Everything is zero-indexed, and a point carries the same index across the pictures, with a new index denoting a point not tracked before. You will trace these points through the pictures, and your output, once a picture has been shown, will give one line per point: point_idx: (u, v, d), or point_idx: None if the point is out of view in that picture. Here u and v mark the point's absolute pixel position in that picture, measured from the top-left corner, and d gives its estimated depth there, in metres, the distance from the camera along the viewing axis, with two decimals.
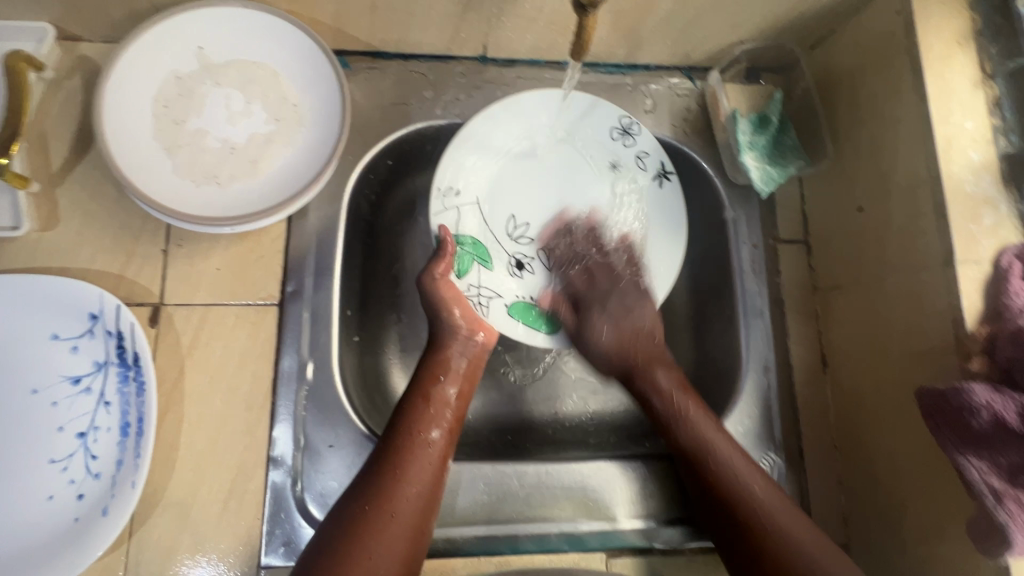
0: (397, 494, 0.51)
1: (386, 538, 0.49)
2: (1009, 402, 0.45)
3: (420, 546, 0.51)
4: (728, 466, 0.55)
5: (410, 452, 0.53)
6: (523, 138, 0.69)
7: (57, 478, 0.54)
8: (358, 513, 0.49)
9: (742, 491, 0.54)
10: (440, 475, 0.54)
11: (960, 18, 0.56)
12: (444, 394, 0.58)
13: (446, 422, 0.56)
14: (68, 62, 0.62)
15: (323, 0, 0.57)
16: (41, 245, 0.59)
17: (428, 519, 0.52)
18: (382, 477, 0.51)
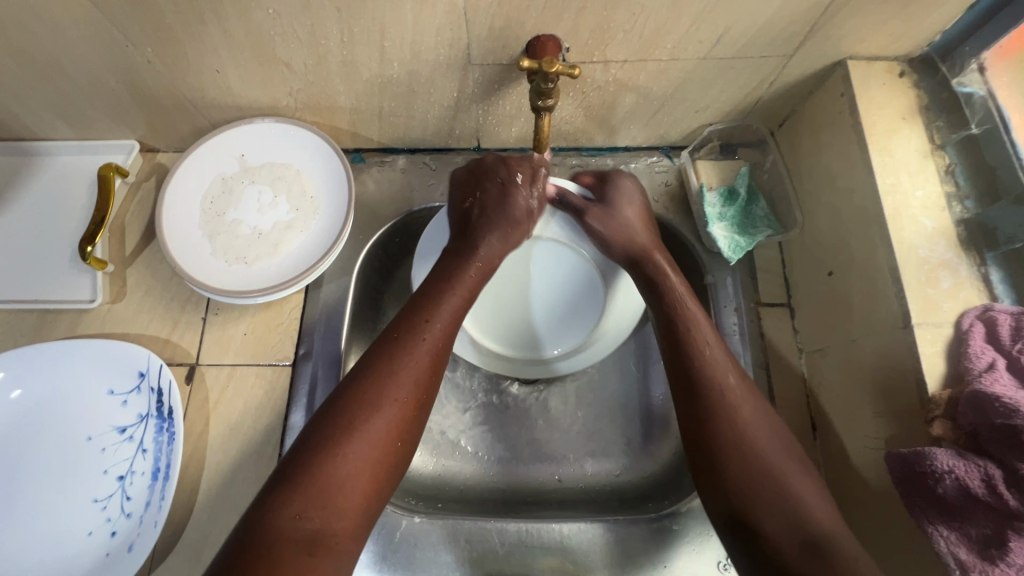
0: (360, 425, 0.49)
1: (370, 455, 0.49)
2: (974, 469, 0.44)
3: (387, 474, 0.50)
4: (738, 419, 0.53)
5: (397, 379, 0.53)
6: (584, 337, 0.72)
7: (96, 516, 0.63)
8: (304, 464, 0.47)
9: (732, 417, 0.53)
10: (406, 422, 0.52)
11: (902, 98, 0.61)
12: (422, 333, 0.56)
13: (419, 360, 0.55)
14: (148, 169, 0.78)
15: (340, 113, 0.70)
16: (109, 315, 0.72)
17: (394, 450, 0.50)
18: (334, 428, 0.49)
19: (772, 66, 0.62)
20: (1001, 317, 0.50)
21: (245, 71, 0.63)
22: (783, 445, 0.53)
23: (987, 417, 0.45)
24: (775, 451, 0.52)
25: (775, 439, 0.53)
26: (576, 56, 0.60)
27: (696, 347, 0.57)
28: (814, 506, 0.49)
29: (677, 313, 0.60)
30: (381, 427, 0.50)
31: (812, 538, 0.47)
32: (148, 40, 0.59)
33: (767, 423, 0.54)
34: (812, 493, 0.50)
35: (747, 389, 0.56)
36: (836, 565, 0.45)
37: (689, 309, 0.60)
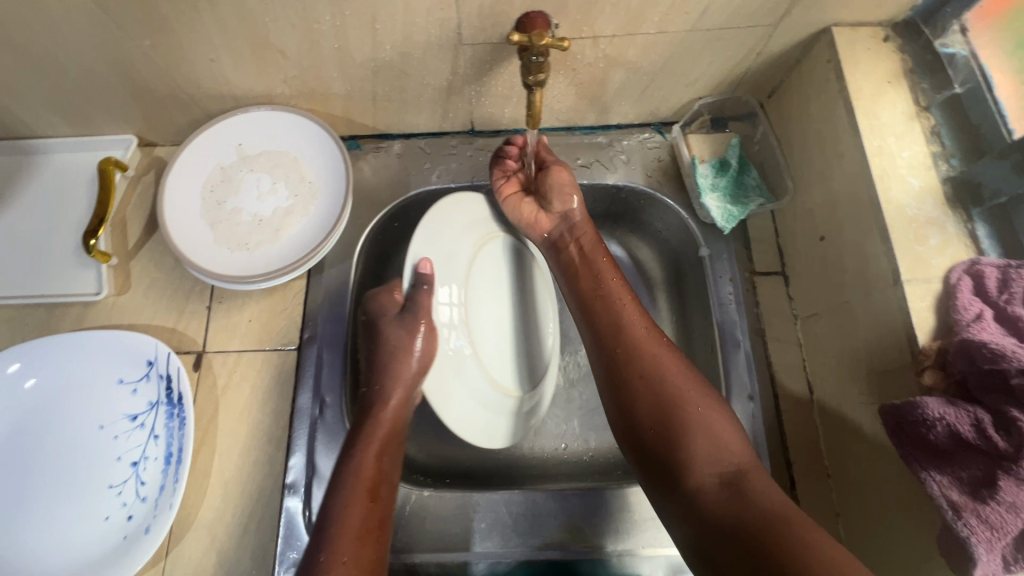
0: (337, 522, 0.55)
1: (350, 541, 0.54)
2: (963, 415, 0.46)
3: (380, 550, 0.55)
4: (667, 384, 0.58)
5: (354, 472, 0.59)
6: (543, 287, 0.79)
7: (112, 501, 0.64)
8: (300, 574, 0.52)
9: (661, 385, 0.58)
10: (377, 508, 0.57)
11: (887, 62, 0.62)
12: (380, 422, 0.63)
13: (377, 446, 0.61)
14: (147, 163, 0.79)
15: (335, 99, 0.71)
16: (116, 306, 0.73)
17: (373, 533, 0.56)
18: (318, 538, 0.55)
19: (758, 36, 0.63)
20: (988, 270, 0.51)
21: (240, 59, 0.64)
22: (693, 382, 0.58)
23: (975, 363, 0.46)
24: (676, 377, 0.58)
25: (684, 377, 0.58)
26: (565, 32, 0.61)
27: (668, 378, 0.58)
28: (731, 439, 0.55)
29: (625, 320, 0.63)
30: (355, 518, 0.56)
31: (726, 474, 0.52)
32: (144, 30, 0.59)
33: (678, 365, 0.60)
34: (723, 424, 0.55)
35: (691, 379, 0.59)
36: (745, 491, 0.51)
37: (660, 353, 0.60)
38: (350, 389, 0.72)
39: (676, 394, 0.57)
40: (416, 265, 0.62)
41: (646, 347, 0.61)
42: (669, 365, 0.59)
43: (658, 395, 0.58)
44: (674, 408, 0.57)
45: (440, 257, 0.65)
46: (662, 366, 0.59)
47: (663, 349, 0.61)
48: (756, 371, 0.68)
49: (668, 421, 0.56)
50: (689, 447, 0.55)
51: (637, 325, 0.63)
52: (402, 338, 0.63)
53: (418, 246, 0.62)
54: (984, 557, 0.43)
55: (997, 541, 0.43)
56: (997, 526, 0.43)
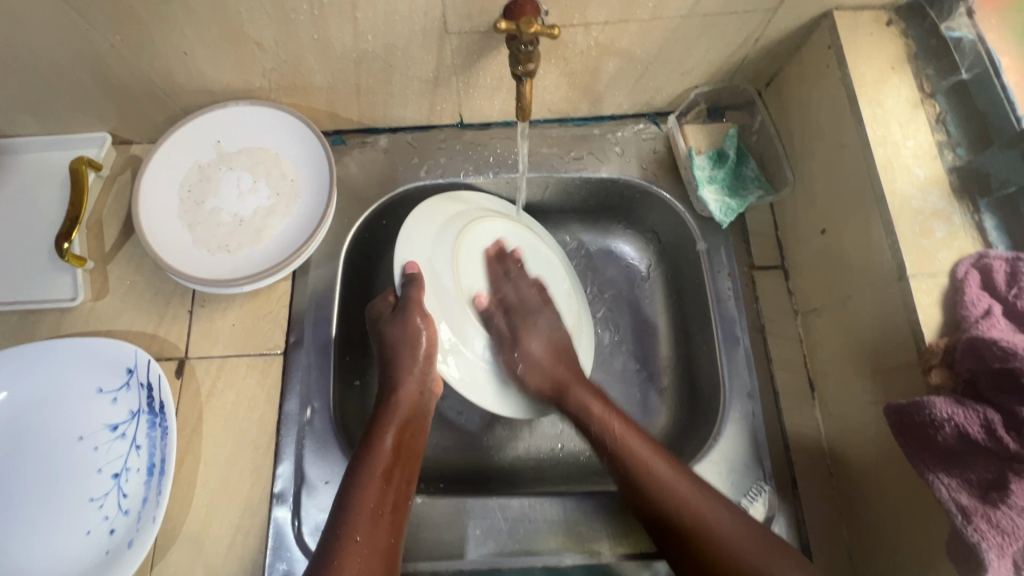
0: (353, 501, 0.55)
1: (365, 522, 0.54)
2: (972, 416, 0.44)
3: (395, 534, 0.55)
4: (649, 470, 0.57)
5: (374, 453, 0.58)
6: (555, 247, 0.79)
7: (93, 515, 0.62)
8: (318, 558, 0.52)
9: (646, 473, 0.57)
10: (396, 489, 0.57)
11: (890, 47, 0.59)
12: (404, 396, 0.63)
13: (395, 424, 0.61)
14: (123, 161, 0.76)
15: (317, 93, 0.68)
16: (93, 312, 0.70)
17: (386, 517, 0.55)
18: (336, 520, 0.54)
19: (757, 22, 0.61)
20: (996, 263, 0.49)
21: (214, 51, 0.61)
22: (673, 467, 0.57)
23: (984, 362, 0.44)
24: (659, 467, 0.57)
25: (662, 462, 0.58)
26: (555, 19, 0.58)
27: (650, 478, 0.57)
28: (731, 524, 0.54)
29: (592, 411, 0.63)
30: (370, 497, 0.56)
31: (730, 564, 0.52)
32: (110, 22, 0.56)
33: (658, 453, 0.59)
34: (727, 516, 0.54)
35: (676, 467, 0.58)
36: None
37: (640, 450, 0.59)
38: (339, 392, 0.70)
39: (662, 483, 0.56)
40: (404, 267, 0.65)
41: (626, 442, 0.60)
42: (651, 453, 0.58)
43: (646, 483, 0.57)
44: (665, 503, 0.55)
45: (427, 259, 0.68)
46: (641, 453, 0.59)
47: (639, 439, 0.60)
48: (757, 369, 0.66)
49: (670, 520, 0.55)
50: (703, 545, 0.53)
51: (598, 405, 0.63)
52: (398, 333, 0.63)
53: (404, 252, 0.66)
54: (995, 562, 0.41)
55: (1008, 547, 0.42)
56: (1007, 531, 0.42)
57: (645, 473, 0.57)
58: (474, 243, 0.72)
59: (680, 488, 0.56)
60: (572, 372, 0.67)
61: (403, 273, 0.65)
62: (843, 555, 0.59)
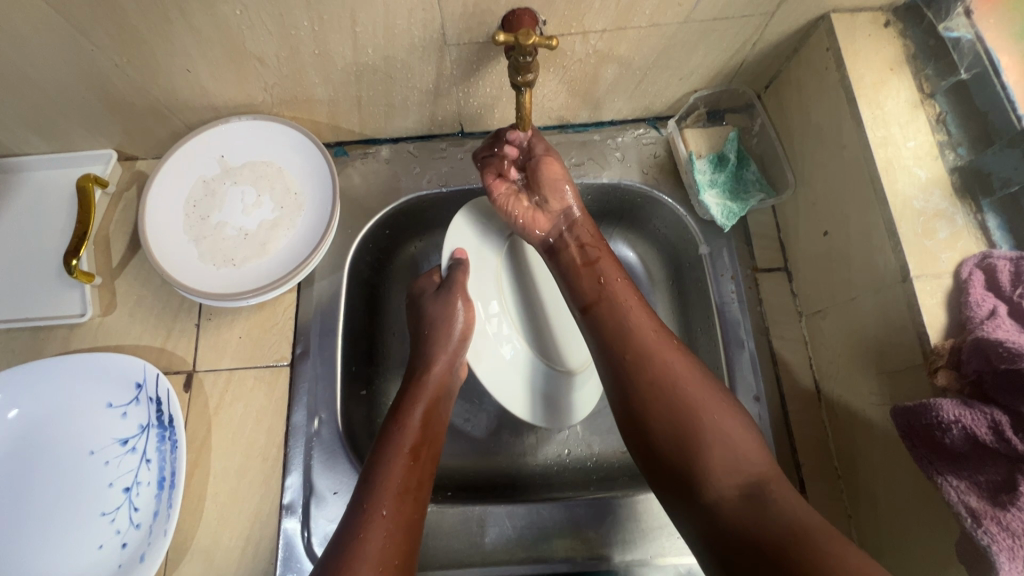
0: (378, 474, 0.57)
1: (390, 493, 0.56)
2: (980, 417, 0.44)
3: (419, 507, 0.57)
4: (676, 384, 0.56)
5: (400, 430, 0.61)
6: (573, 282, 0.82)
7: (106, 529, 0.63)
8: (344, 530, 0.53)
9: (670, 378, 0.56)
10: (420, 465, 0.59)
11: (888, 49, 0.60)
12: (430, 376, 0.66)
13: (423, 401, 0.64)
14: (128, 178, 0.77)
15: (318, 106, 0.69)
16: (102, 327, 0.71)
17: (412, 491, 0.57)
18: (364, 493, 0.56)
19: (754, 26, 0.61)
20: (1000, 264, 0.49)
21: (217, 69, 0.61)
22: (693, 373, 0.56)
23: (990, 363, 0.44)
24: (691, 386, 0.55)
25: (690, 373, 0.56)
26: (553, 29, 0.59)
27: (676, 382, 0.56)
28: (749, 446, 0.53)
29: (632, 326, 0.60)
30: (397, 472, 0.57)
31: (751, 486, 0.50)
32: (114, 42, 0.57)
33: (685, 358, 0.58)
34: (742, 434, 0.53)
35: (719, 395, 0.55)
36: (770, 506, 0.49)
37: (674, 369, 0.56)
38: (348, 403, 0.71)
39: (684, 389, 0.55)
40: (453, 253, 0.69)
41: (657, 348, 0.58)
42: (672, 355, 0.57)
43: (663, 386, 0.56)
44: (685, 408, 0.54)
45: (473, 248, 0.72)
46: (670, 360, 0.57)
47: (675, 352, 0.58)
48: (762, 371, 0.66)
49: (684, 433, 0.53)
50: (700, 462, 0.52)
51: (634, 308, 0.62)
52: (439, 311, 0.67)
53: (453, 236, 0.69)
54: (1006, 566, 0.41)
55: (1021, 550, 0.41)
56: (1018, 534, 0.41)
57: (671, 383, 0.56)
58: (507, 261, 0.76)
59: (697, 393, 0.55)
60: (603, 253, 0.67)
61: (450, 255, 0.69)
62: None
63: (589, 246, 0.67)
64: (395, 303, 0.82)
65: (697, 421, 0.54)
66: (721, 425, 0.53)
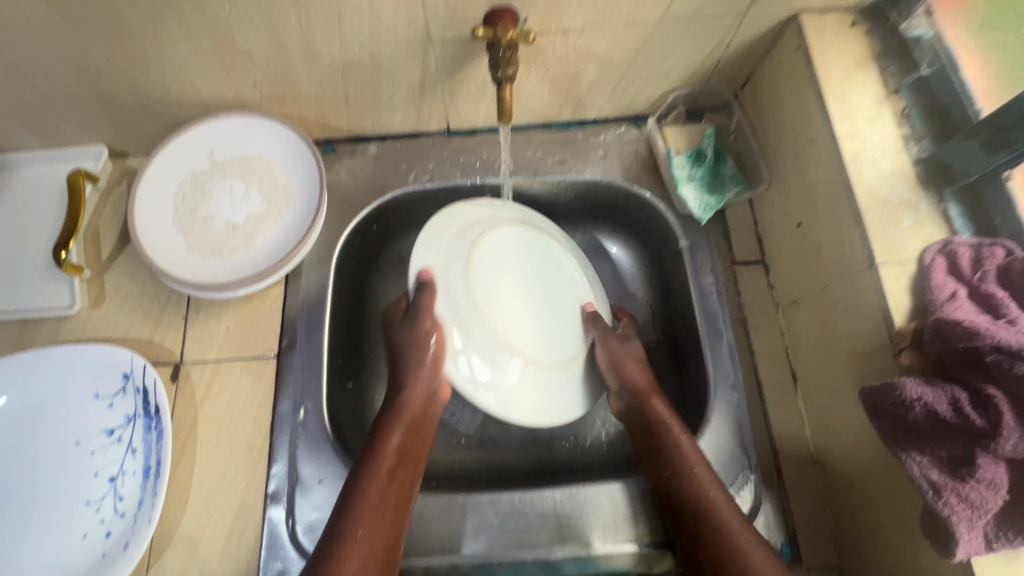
0: (353, 502, 0.56)
1: (364, 526, 0.55)
2: (941, 394, 0.45)
3: (397, 533, 0.57)
4: (696, 490, 0.58)
5: (376, 455, 0.59)
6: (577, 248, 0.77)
7: (90, 518, 0.63)
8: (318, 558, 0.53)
9: (686, 473, 0.59)
10: (399, 491, 0.58)
11: (855, 47, 0.62)
12: (409, 395, 0.61)
13: (403, 423, 0.60)
14: (118, 173, 0.78)
15: (306, 102, 0.71)
16: (90, 319, 0.72)
17: (390, 516, 0.57)
18: (338, 521, 0.55)
19: (728, 25, 0.63)
20: (962, 249, 0.51)
21: (207, 64, 0.63)
22: (697, 454, 0.60)
23: (949, 343, 0.46)
24: (699, 470, 0.59)
25: (694, 453, 0.60)
26: (533, 27, 0.61)
27: (688, 484, 0.59)
28: (733, 518, 0.56)
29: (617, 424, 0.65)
30: (372, 499, 0.56)
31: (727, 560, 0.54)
32: (106, 38, 0.58)
33: (694, 446, 0.61)
34: (737, 519, 0.56)
35: (706, 466, 0.60)
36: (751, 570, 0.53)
37: (675, 437, 0.61)
38: (334, 394, 0.71)
39: (697, 479, 0.59)
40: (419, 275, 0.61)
41: (659, 436, 0.62)
42: (692, 451, 0.60)
43: (681, 475, 0.59)
44: (702, 501, 0.57)
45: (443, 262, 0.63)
46: (675, 443, 0.61)
47: (682, 435, 0.61)
48: (740, 360, 0.68)
49: (707, 506, 0.57)
50: (711, 529, 0.56)
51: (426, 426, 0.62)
52: (407, 336, 0.59)
53: (419, 257, 0.62)
54: (965, 536, 0.43)
55: (977, 520, 0.43)
56: (976, 504, 0.43)
57: (697, 480, 0.58)
58: (494, 246, 0.68)
59: (702, 474, 0.59)
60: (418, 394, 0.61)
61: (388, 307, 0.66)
62: (827, 541, 0.60)
63: (393, 402, 0.61)
64: (385, 299, 0.83)
65: (710, 503, 0.57)
66: (716, 505, 0.57)
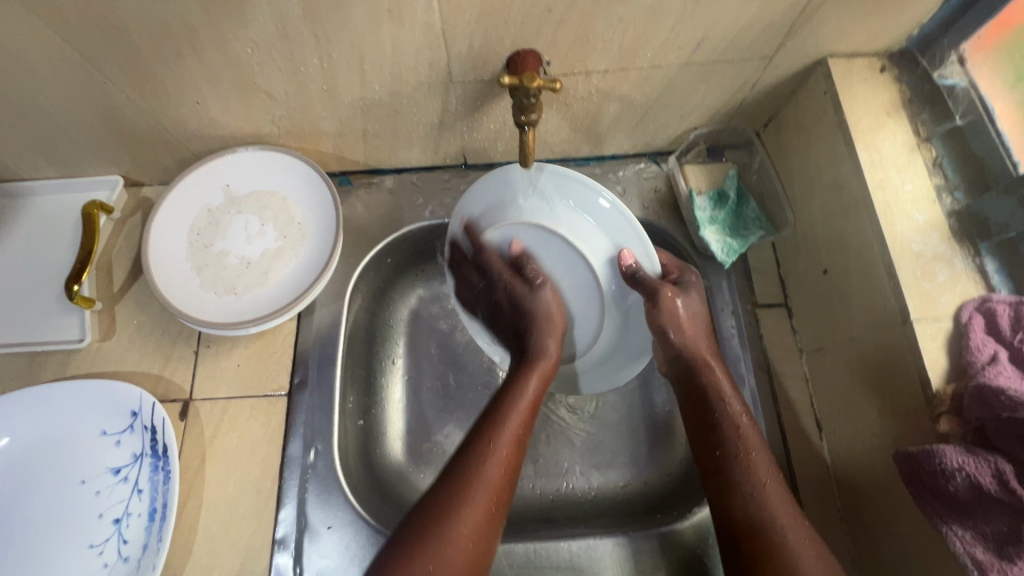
0: (468, 477, 0.52)
1: (472, 508, 0.51)
2: (984, 465, 0.44)
3: (498, 524, 0.52)
4: (751, 482, 0.55)
5: (494, 435, 0.56)
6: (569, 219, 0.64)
7: (93, 562, 0.61)
8: (407, 537, 0.49)
9: (742, 462, 0.56)
10: (510, 477, 0.55)
11: (885, 93, 0.61)
12: (525, 385, 0.60)
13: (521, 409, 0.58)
14: (133, 203, 0.78)
15: (324, 138, 0.70)
16: (100, 353, 0.71)
17: (497, 507, 0.52)
18: (441, 498, 0.51)
19: (754, 68, 0.62)
20: (1000, 307, 0.49)
21: (226, 101, 0.62)
22: (763, 457, 0.56)
23: (993, 410, 0.44)
24: (765, 473, 0.55)
25: (760, 458, 0.56)
26: (557, 69, 0.60)
27: (750, 477, 0.55)
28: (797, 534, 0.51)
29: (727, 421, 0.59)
30: (486, 480, 0.53)
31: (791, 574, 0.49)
32: (126, 75, 0.58)
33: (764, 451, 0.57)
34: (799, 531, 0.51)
35: (771, 466, 0.56)
36: None
37: (722, 387, 0.60)
38: (344, 435, 0.69)
39: (757, 477, 0.55)
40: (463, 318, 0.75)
41: (725, 433, 0.58)
42: (752, 443, 0.57)
43: (741, 468, 0.56)
44: (750, 492, 0.54)
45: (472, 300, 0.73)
46: (747, 436, 0.57)
47: (752, 432, 0.58)
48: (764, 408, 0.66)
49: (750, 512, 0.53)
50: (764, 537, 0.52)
51: (740, 404, 0.59)
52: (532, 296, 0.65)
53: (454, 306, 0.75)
54: None
55: None
56: None
57: (750, 476, 0.55)
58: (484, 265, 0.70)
59: (762, 476, 0.55)
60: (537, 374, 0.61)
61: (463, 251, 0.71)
62: None
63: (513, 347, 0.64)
64: (427, 318, 0.83)
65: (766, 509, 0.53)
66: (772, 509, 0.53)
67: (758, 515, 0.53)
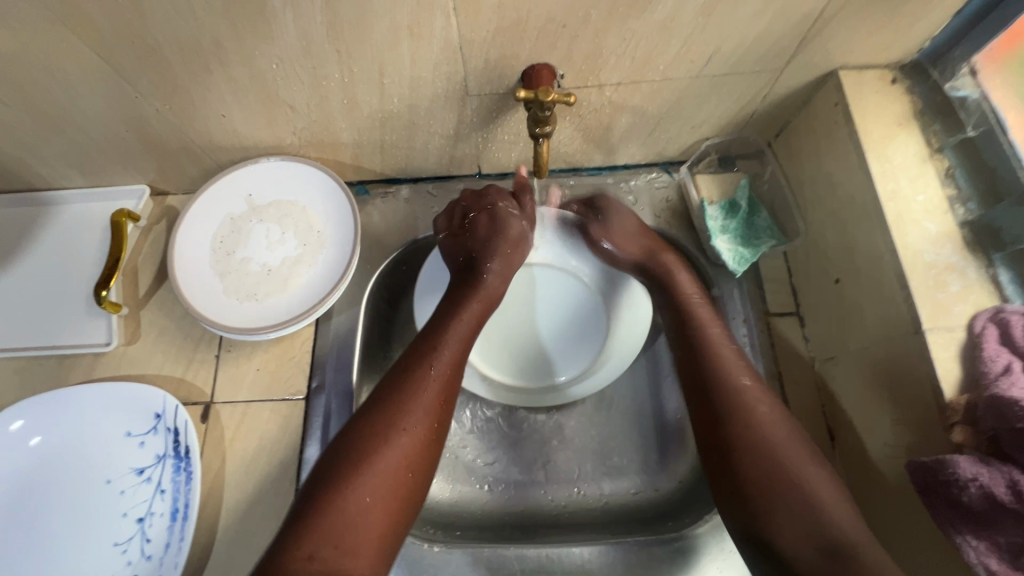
0: (379, 447, 0.53)
1: (379, 481, 0.52)
2: (999, 476, 0.44)
3: (413, 495, 0.54)
4: (756, 425, 0.57)
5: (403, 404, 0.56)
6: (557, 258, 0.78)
7: (117, 560, 0.63)
8: (305, 511, 0.50)
9: (743, 409, 0.58)
10: (428, 443, 0.56)
11: (896, 104, 0.61)
12: (437, 355, 0.60)
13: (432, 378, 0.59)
14: (158, 212, 0.80)
15: (343, 148, 0.72)
16: (126, 356, 0.73)
17: (408, 475, 0.54)
18: (346, 466, 0.52)
19: (765, 80, 0.63)
20: (1015, 318, 0.50)
21: (250, 113, 0.65)
22: (764, 397, 0.59)
23: (1007, 421, 0.44)
24: (767, 413, 0.57)
25: (761, 400, 0.58)
26: (570, 82, 0.61)
27: (756, 422, 0.57)
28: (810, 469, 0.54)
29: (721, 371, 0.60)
30: (395, 452, 0.53)
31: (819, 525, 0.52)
32: (157, 90, 0.60)
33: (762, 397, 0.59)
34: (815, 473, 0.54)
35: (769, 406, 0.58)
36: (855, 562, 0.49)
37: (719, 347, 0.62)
38: None
39: (760, 421, 0.57)
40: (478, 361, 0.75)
41: (717, 384, 0.60)
42: (749, 381, 0.59)
43: (745, 420, 0.57)
44: (757, 436, 0.56)
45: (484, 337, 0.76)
46: (743, 384, 0.59)
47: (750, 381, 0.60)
48: None
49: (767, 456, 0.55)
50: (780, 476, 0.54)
51: (731, 354, 0.62)
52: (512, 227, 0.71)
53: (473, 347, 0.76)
54: None
55: None
56: None
57: (754, 421, 0.57)
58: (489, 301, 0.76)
59: (767, 418, 0.57)
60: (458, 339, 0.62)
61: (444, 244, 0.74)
62: None
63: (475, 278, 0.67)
64: None
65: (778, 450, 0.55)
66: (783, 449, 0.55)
67: (773, 462, 0.55)
